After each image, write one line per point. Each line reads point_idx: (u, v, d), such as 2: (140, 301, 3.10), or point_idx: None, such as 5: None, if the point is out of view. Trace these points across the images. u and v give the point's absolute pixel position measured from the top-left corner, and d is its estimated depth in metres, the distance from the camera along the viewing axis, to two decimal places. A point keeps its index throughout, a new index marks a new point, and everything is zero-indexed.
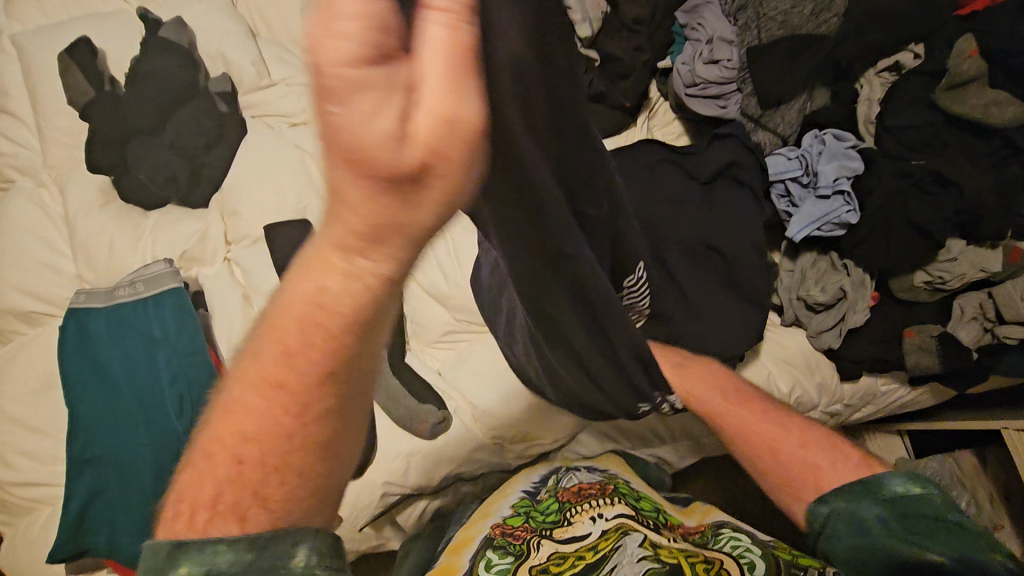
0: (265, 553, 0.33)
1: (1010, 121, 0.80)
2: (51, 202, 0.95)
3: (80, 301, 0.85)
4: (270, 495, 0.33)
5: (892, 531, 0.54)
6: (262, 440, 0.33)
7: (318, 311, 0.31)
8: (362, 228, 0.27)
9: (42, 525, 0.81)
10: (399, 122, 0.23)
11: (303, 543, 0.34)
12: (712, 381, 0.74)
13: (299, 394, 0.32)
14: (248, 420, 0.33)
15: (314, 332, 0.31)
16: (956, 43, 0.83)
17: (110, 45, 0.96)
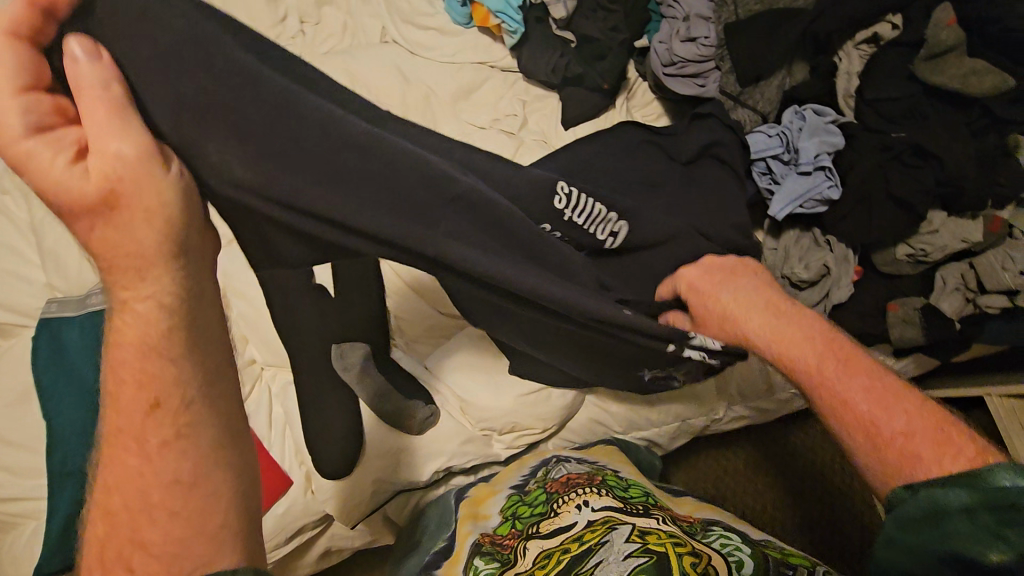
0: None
1: (987, 91, 0.80)
2: (16, 208, 0.92)
3: (53, 311, 0.83)
4: (148, 545, 0.38)
5: (977, 530, 0.41)
6: (135, 477, 0.39)
7: (116, 359, 0.42)
8: (113, 259, 0.41)
9: (26, 541, 0.79)
10: (79, 167, 0.38)
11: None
12: (799, 320, 0.63)
13: (158, 425, 0.40)
14: (119, 463, 0.40)
15: (140, 364, 0.41)
16: (934, 11, 0.82)
17: None
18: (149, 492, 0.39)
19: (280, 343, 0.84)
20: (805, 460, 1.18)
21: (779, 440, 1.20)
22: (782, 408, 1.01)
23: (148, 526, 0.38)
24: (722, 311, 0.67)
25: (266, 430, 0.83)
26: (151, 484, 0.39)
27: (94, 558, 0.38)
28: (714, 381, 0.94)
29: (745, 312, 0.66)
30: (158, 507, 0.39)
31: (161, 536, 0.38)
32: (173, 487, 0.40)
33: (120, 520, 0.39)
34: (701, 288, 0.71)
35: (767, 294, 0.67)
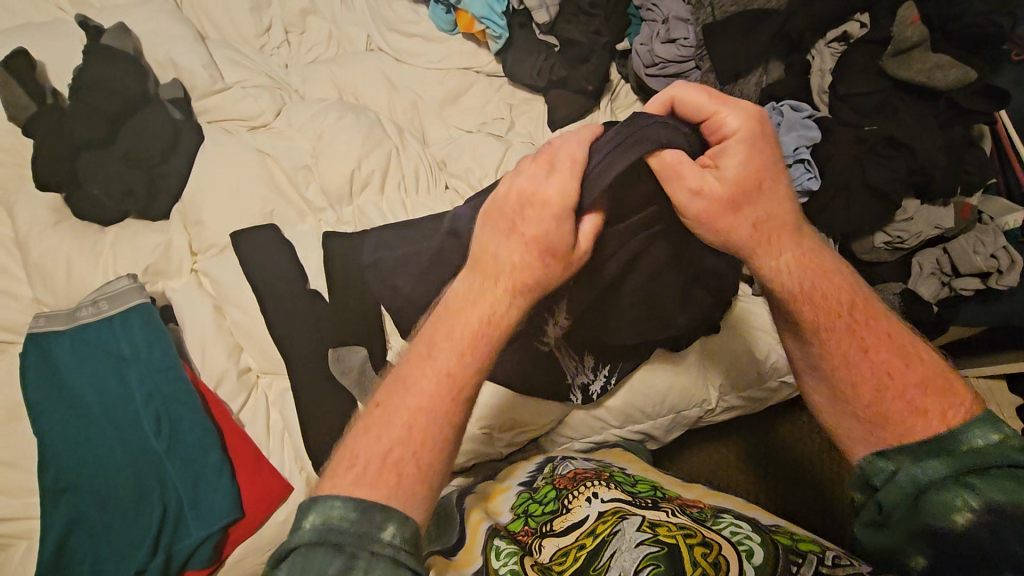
0: (367, 515, 0.44)
1: (952, 83, 0.84)
2: None
3: (40, 326, 0.81)
4: (407, 472, 0.47)
5: (954, 491, 0.49)
6: (435, 413, 0.49)
7: (460, 309, 0.53)
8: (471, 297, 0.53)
9: (19, 562, 0.77)
10: (519, 237, 0.52)
11: (390, 523, 0.44)
12: (801, 247, 0.58)
13: (459, 383, 0.50)
14: (416, 392, 0.49)
15: (491, 333, 0.52)
16: (900, 10, 0.85)
17: (52, 57, 0.93)
18: (393, 422, 0.48)
19: (275, 350, 0.84)
20: (795, 446, 1.21)
21: (770, 433, 1.23)
22: (771, 398, 1.04)
23: (390, 455, 0.47)
24: (735, 209, 0.55)
25: (264, 435, 0.83)
26: (430, 416, 0.48)
27: (373, 450, 0.47)
28: (704, 372, 0.97)
29: (759, 222, 0.55)
30: (402, 439, 0.48)
31: (378, 447, 0.47)
32: (428, 428, 0.48)
33: (392, 437, 0.47)
34: (726, 157, 0.55)
35: (783, 190, 0.56)
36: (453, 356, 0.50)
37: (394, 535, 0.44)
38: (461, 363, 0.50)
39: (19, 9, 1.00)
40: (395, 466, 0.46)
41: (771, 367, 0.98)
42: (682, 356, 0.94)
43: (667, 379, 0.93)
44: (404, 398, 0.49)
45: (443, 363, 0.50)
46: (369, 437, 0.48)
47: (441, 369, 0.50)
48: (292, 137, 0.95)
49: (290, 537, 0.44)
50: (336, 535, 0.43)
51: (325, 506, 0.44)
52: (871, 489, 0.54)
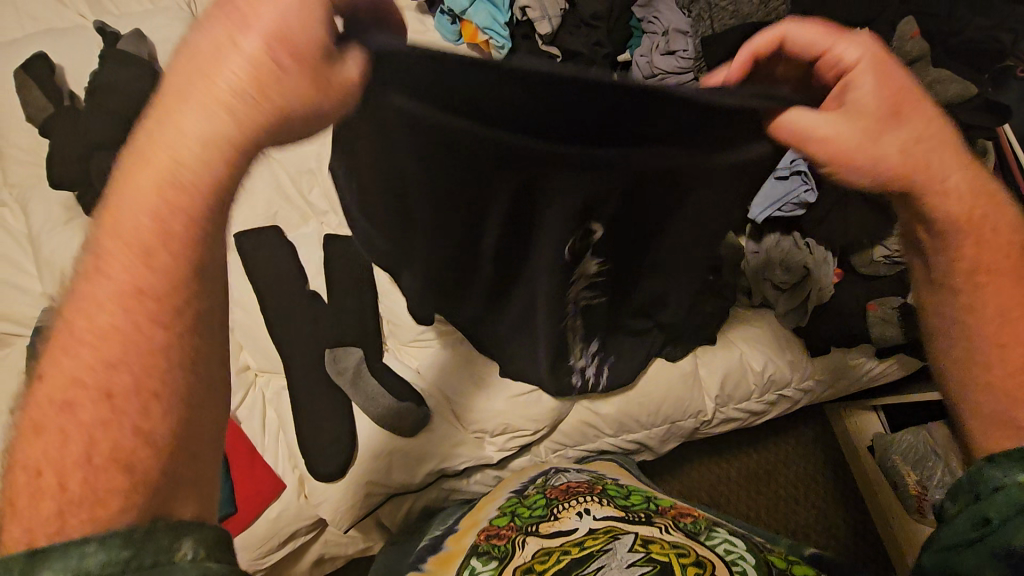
0: (145, 550, 0.29)
1: (953, 97, 0.83)
2: (13, 220, 0.94)
3: (48, 319, 0.84)
4: None
5: None
6: (108, 368, 0.32)
7: (120, 233, 0.33)
8: (153, 153, 0.34)
9: None
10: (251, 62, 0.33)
11: (186, 538, 0.31)
12: (940, 164, 0.47)
13: (138, 334, 0.33)
14: (102, 345, 0.32)
15: (191, 227, 0.34)
16: (899, 25, 0.86)
17: (68, 61, 0.96)
18: (66, 418, 0.32)
19: (275, 349, 0.86)
20: (799, 465, 1.21)
21: (773, 449, 1.22)
22: (770, 411, 1.04)
23: (84, 462, 0.31)
24: (885, 131, 0.45)
25: (260, 435, 0.84)
26: (132, 373, 0.32)
27: (67, 451, 0.31)
28: (702, 383, 0.96)
29: (915, 145, 0.46)
30: (86, 434, 0.31)
31: (46, 450, 0.31)
32: (104, 419, 0.32)
33: (81, 423, 0.31)
34: (857, 83, 0.45)
35: (925, 112, 0.46)
36: (110, 300, 0.33)
37: (196, 556, 0.31)
38: (133, 293, 0.33)
39: (43, 16, 1.05)
40: (118, 458, 0.31)
41: (768, 380, 0.98)
42: (677, 365, 0.93)
43: (661, 389, 0.93)
44: (68, 360, 0.32)
45: (105, 313, 0.33)
46: (54, 436, 0.31)
47: (106, 319, 0.33)
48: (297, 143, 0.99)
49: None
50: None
51: (68, 554, 0.28)
52: (973, 499, 0.43)
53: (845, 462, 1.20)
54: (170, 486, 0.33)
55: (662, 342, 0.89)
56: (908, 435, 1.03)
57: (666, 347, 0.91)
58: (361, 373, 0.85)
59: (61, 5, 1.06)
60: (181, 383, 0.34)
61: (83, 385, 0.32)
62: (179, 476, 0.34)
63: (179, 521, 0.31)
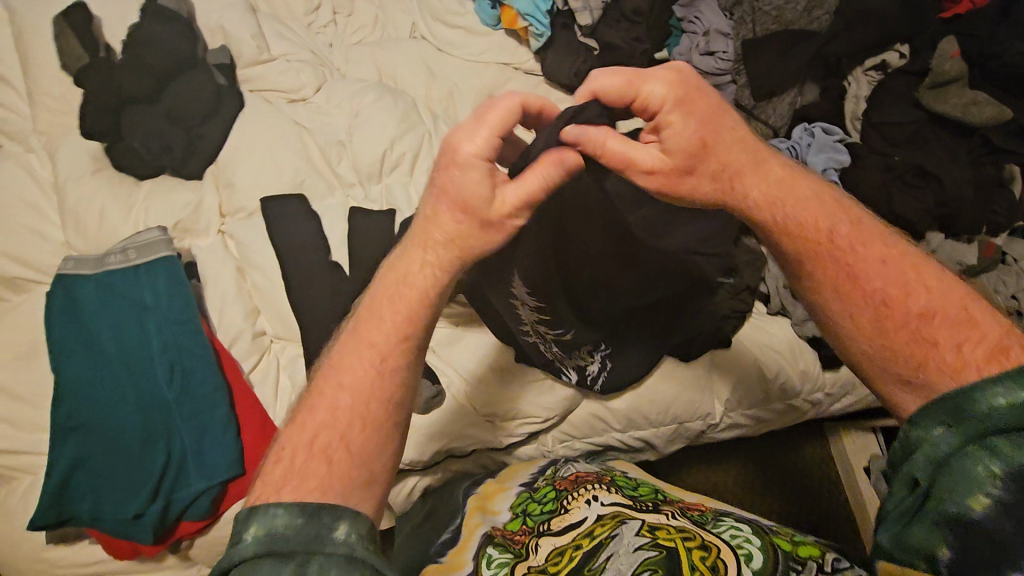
0: (313, 519, 0.43)
1: (987, 120, 0.85)
2: (39, 167, 0.94)
3: (69, 268, 0.83)
4: (336, 461, 0.46)
5: (975, 474, 0.42)
6: (361, 375, 0.49)
7: (382, 296, 0.52)
8: (402, 264, 0.53)
9: (20, 495, 0.78)
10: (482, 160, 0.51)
11: (340, 523, 0.43)
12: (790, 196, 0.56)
13: (383, 362, 0.49)
14: (347, 371, 0.49)
15: (413, 310, 0.51)
16: (939, 45, 0.88)
17: (106, 12, 0.96)
18: (329, 406, 0.48)
19: (293, 317, 0.85)
20: (792, 479, 1.21)
21: (770, 461, 1.23)
22: (776, 421, 1.04)
23: (322, 446, 0.46)
24: (692, 122, 0.53)
25: (272, 400, 0.83)
26: (355, 397, 0.48)
27: (301, 440, 0.47)
28: (711, 386, 0.96)
29: (731, 166, 0.55)
30: (337, 418, 0.47)
31: (313, 425, 0.48)
32: (359, 408, 0.48)
33: (317, 421, 0.48)
34: (667, 126, 0.53)
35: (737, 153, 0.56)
36: (375, 335, 0.50)
37: (346, 535, 0.43)
38: (382, 327, 0.50)
39: None
40: (331, 440, 0.47)
41: (778, 388, 0.97)
42: (689, 366, 0.94)
43: (672, 390, 0.93)
44: (339, 377, 0.49)
45: (365, 343, 0.50)
46: (315, 418, 0.48)
47: (366, 348, 0.50)
48: (328, 112, 0.98)
49: (234, 550, 0.42)
50: (280, 544, 0.41)
51: (267, 515, 0.43)
52: (901, 464, 0.48)
53: (838, 478, 1.20)
54: (349, 480, 0.46)
55: (669, 344, 0.90)
56: None
57: (681, 347, 0.91)
58: None
59: None
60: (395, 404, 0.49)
61: (353, 376, 0.49)
62: (359, 464, 0.47)
63: (338, 507, 0.44)
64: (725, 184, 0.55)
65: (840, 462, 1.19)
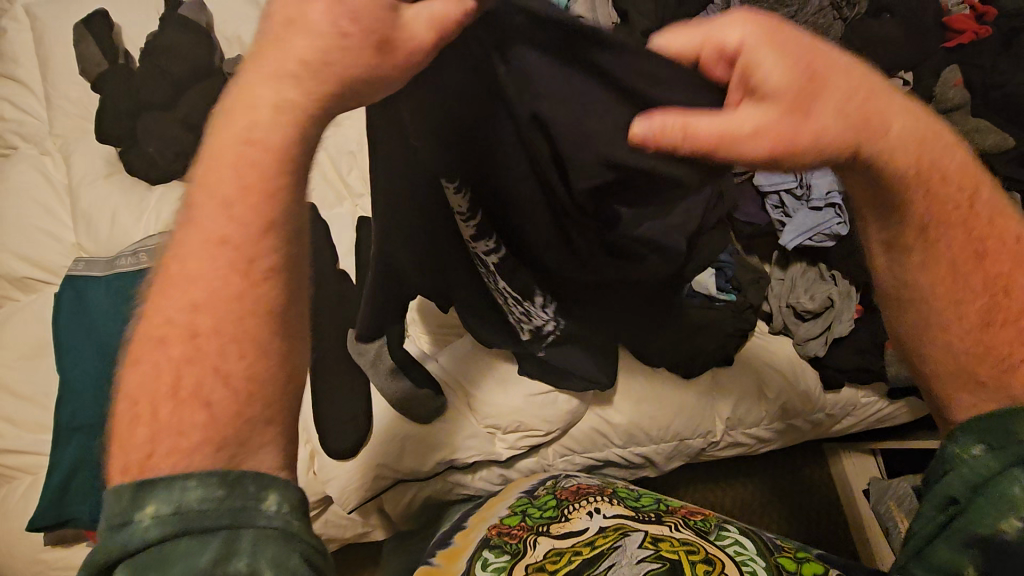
0: (234, 492, 0.32)
1: (990, 147, 0.86)
2: (54, 170, 0.95)
3: (78, 270, 0.84)
4: (225, 413, 0.33)
5: (1010, 496, 0.40)
6: (225, 300, 0.33)
7: (241, 143, 0.35)
8: (248, 113, 0.35)
9: (21, 495, 0.78)
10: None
11: (272, 492, 0.33)
12: (895, 122, 0.43)
13: (240, 250, 0.34)
14: (198, 280, 0.33)
15: (266, 173, 0.35)
16: (943, 73, 0.90)
17: (127, 21, 0.99)
18: (191, 327, 0.33)
19: None
20: (791, 502, 1.21)
21: (771, 483, 1.22)
22: (777, 440, 1.04)
23: (192, 397, 0.32)
24: (785, 50, 0.42)
25: None
26: (214, 316, 0.33)
27: (154, 383, 0.33)
28: (714, 404, 0.96)
29: (843, 94, 0.42)
30: (194, 364, 0.33)
31: (150, 373, 0.33)
32: (234, 340, 0.34)
33: (172, 358, 0.33)
34: (760, 75, 0.41)
35: (845, 78, 0.42)
36: (234, 221, 0.34)
37: (280, 509, 0.33)
38: (228, 222, 0.34)
39: None
40: (200, 396, 0.33)
41: (780, 407, 0.98)
42: (691, 384, 0.94)
43: (674, 406, 0.93)
44: (178, 291, 0.33)
45: (216, 224, 0.34)
46: (149, 369, 0.33)
47: (216, 229, 0.34)
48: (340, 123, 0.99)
49: (118, 537, 0.30)
50: (193, 523, 0.31)
51: (168, 489, 0.31)
52: (934, 481, 0.46)
53: (839, 502, 1.19)
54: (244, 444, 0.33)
55: (672, 358, 0.91)
56: (905, 482, 1.01)
57: (683, 364, 0.92)
58: (382, 363, 0.82)
59: None
60: (276, 320, 0.35)
61: (215, 281, 0.33)
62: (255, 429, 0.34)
63: (266, 473, 0.34)
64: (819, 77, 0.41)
65: (842, 485, 1.18)
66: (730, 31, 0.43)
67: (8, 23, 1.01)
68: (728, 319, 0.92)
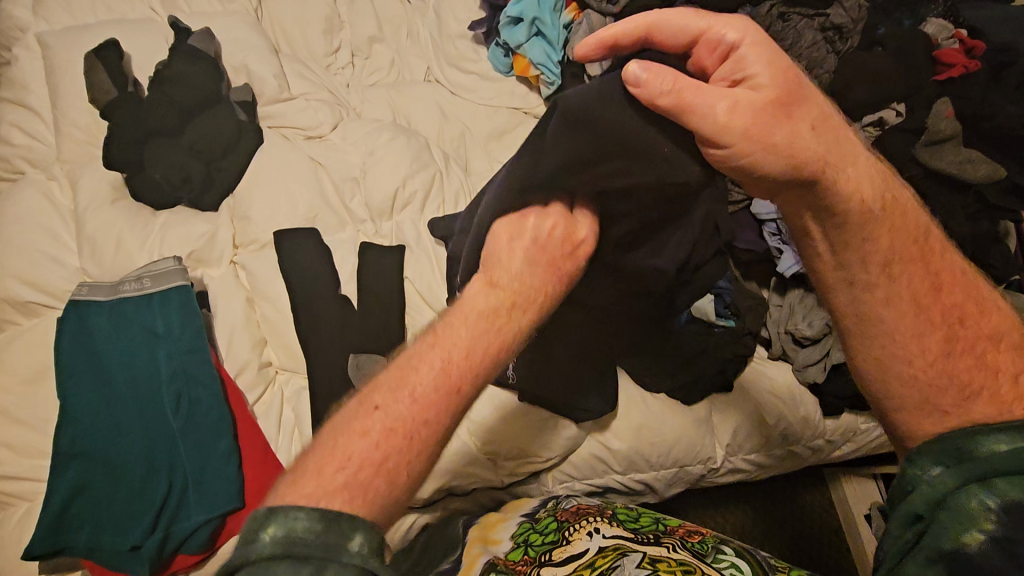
0: (332, 528, 0.40)
1: (982, 178, 0.87)
2: (60, 195, 0.96)
3: (81, 294, 0.84)
4: (376, 480, 0.43)
5: (964, 513, 0.46)
6: (419, 418, 0.46)
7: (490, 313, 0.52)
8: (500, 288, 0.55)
9: (17, 522, 0.77)
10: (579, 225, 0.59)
11: (358, 532, 0.40)
12: (853, 162, 0.53)
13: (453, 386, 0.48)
14: (402, 397, 0.47)
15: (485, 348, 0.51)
16: (934, 105, 0.91)
17: (139, 52, 1.01)
18: (398, 421, 0.46)
19: (299, 349, 0.86)
20: (791, 527, 1.20)
21: (773, 507, 1.21)
22: (776, 466, 1.03)
23: (363, 465, 0.44)
24: (790, 97, 0.50)
25: (275, 432, 0.83)
26: (419, 411, 0.46)
27: (348, 450, 0.44)
28: (713, 430, 0.96)
29: (818, 149, 0.51)
30: (383, 455, 0.44)
31: (358, 447, 0.44)
32: (405, 442, 0.45)
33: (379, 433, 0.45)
34: (750, 70, 0.49)
35: (816, 105, 0.52)
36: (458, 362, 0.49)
37: (363, 548, 0.40)
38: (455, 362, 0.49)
39: (114, 5, 1.08)
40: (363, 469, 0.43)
41: (780, 434, 0.98)
42: (690, 410, 0.94)
43: (674, 433, 0.93)
44: (398, 400, 0.46)
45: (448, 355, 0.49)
46: (357, 439, 0.45)
47: (435, 378, 0.48)
48: (344, 150, 1.01)
49: (247, 547, 0.39)
50: (300, 547, 0.38)
51: (287, 517, 0.40)
52: (898, 502, 0.51)
53: (839, 525, 1.19)
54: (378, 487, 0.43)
55: (670, 384, 0.92)
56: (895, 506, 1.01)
57: (681, 390, 0.93)
58: None
59: None
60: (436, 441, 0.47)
61: (413, 405, 0.47)
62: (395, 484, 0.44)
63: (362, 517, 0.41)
64: (793, 103, 0.50)
65: (843, 510, 1.18)
66: (742, 59, 0.50)
67: (22, 51, 1.03)
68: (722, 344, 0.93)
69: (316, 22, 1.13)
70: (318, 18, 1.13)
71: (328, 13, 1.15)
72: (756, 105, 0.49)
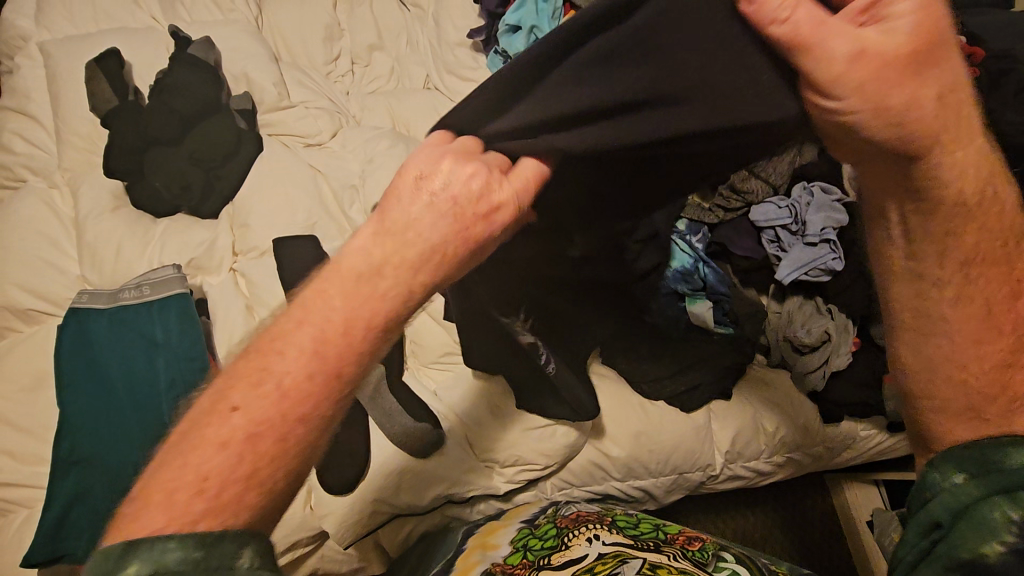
0: (211, 552, 0.34)
1: None
2: (61, 203, 0.97)
3: (82, 302, 0.85)
4: (253, 491, 0.37)
5: (984, 523, 0.46)
6: (291, 406, 0.38)
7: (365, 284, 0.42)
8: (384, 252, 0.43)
9: (16, 529, 0.77)
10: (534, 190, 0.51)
11: (246, 548, 0.35)
12: (967, 142, 0.47)
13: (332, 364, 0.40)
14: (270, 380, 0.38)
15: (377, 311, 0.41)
16: None
17: (140, 61, 1.02)
18: (264, 416, 0.38)
19: None
20: (792, 532, 1.19)
21: (773, 513, 1.21)
22: (777, 473, 1.03)
23: (221, 474, 0.36)
24: (933, 53, 0.42)
25: None
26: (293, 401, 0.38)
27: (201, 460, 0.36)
28: (713, 437, 0.96)
29: (935, 117, 0.44)
30: (250, 457, 0.37)
31: (211, 458, 0.36)
32: (275, 437, 0.38)
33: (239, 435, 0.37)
34: (893, 12, 0.41)
35: (957, 65, 0.44)
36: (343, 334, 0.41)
37: (252, 562, 0.35)
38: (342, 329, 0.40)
39: (115, 14, 1.09)
40: (218, 484, 0.36)
41: (779, 441, 0.98)
42: (689, 418, 0.94)
43: (672, 440, 0.93)
44: (261, 387, 0.38)
45: (331, 328, 0.40)
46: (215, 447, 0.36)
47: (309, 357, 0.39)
48: (344, 157, 1.02)
49: None
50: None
51: (154, 550, 0.33)
52: (918, 510, 0.52)
53: (841, 531, 1.18)
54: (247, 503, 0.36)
55: (672, 389, 0.91)
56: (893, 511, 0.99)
57: (681, 396, 0.92)
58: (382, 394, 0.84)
59: (135, 7, 1.10)
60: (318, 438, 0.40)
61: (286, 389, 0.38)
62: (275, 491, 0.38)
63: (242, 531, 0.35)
64: (931, 53, 0.42)
65: (844, 517, 1.17)
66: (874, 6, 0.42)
67: (24, 61, 1.04)
68: (721, 350, 0.93)
69: (315, 30, 1.14)
70: (317, 26, 1.14)
71: (328, 21, 1.15)
72: (882, 56, 0.41)
